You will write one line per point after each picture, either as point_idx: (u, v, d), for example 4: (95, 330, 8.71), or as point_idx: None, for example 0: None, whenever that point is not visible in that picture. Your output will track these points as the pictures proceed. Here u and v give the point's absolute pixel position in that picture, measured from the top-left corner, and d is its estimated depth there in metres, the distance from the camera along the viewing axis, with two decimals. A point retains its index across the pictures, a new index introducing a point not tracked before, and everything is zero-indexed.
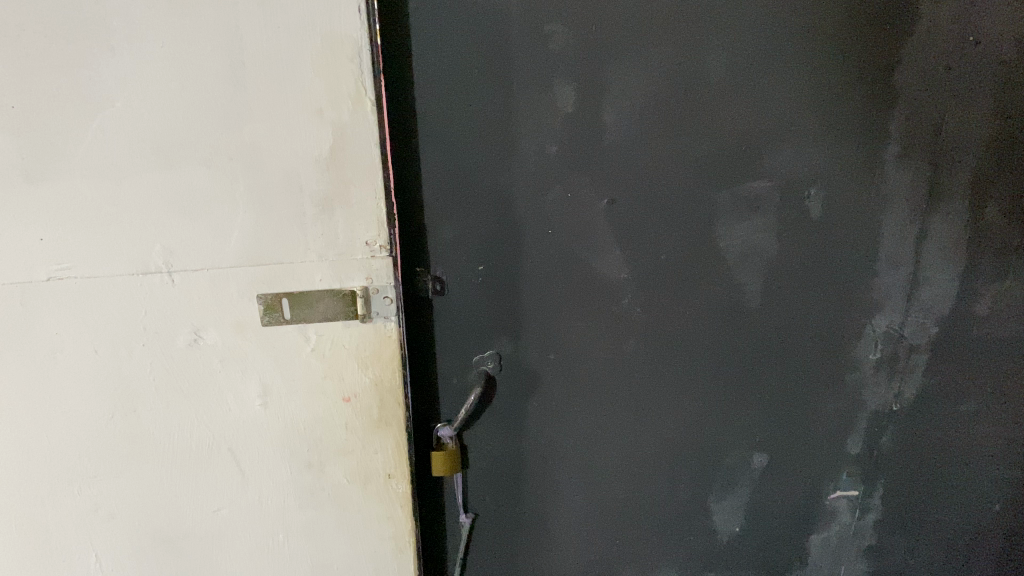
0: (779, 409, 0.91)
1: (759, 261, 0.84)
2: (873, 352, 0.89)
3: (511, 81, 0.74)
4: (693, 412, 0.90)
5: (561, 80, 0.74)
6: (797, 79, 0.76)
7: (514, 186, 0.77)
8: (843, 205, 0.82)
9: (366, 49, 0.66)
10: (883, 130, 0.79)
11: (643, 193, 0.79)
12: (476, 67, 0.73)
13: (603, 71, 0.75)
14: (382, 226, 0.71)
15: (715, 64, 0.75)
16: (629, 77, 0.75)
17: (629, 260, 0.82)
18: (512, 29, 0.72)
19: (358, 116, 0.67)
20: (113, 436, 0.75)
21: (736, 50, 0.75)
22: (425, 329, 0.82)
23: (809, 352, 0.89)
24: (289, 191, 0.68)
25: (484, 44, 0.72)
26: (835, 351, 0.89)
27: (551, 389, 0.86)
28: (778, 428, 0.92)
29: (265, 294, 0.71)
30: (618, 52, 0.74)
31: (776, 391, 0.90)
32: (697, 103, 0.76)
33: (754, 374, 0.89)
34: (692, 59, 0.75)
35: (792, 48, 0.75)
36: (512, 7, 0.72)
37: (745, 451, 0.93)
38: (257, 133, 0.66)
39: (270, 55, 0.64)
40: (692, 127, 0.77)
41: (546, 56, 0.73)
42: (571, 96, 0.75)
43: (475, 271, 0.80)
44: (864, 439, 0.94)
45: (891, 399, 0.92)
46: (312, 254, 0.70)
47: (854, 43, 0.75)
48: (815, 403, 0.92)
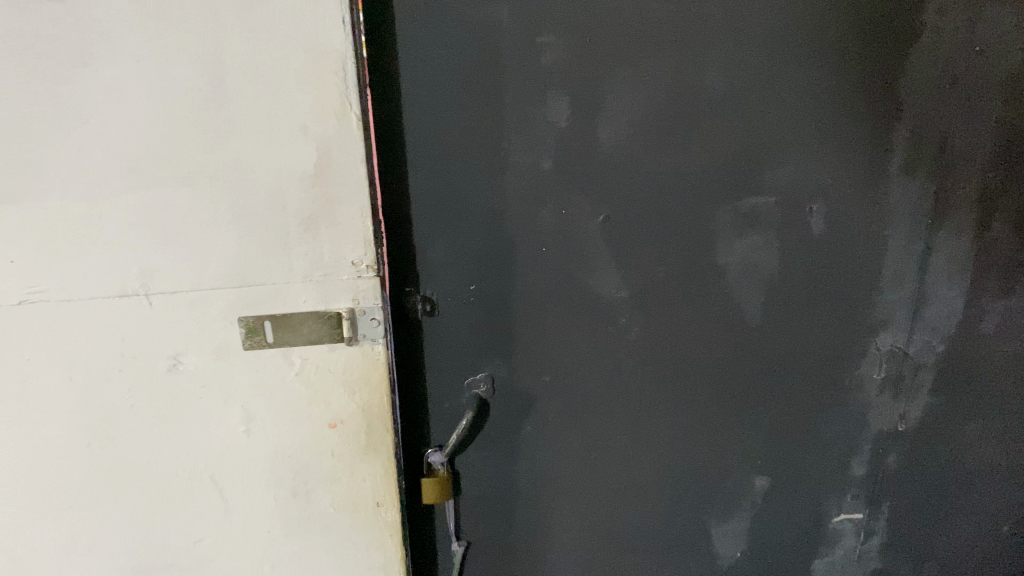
0: (781, 430, 0.89)
1: (760, 279, 0.81)
2: (878, 371, 0.87)
3: (503, 95, 0.71)
4: (692, 434, 0.87)
5: (555, 94, 0.72)
6: (798, 92, 0.74)
7: (507, 203, 0.75)
8: (846, 222, 0.80)
9: (351, 61, 0.63)
10: (887, 144, 0.77)
11: (640, 209, 0.77)
12: (467, 81, 0.71)
13: (599, 85, 0.72)
14: (370, 245, 0.68)
15: (714, 77, 0.73)
16: (626, 90, 0.73)
17: (626, 279, 0.79)
18: (505, 42, 0.70)
19: (343, 131, 0.64)
20: (90, 466, 0.72)
21: (735, 63, 0.73)
22: (415, 351, 0.79)
23: (811, 371, 0.86)
24: (272, 210, 0.65)
25: (476, 57, 0.70)
26: (838, 371, 0.87)
27: (546, 412, 0.84)
28: (780, 450, 0.90)
29: (246, 317, 0.68)
30: (615, 64, 0.72)
31: (777, 411, 0.88)
32: (695, 117, 0.74)
33: (755, 395, 0.87)
34: (690, 72, 0.73)
35: (793, 60, 0.73)
36: (504, 19, 0.69)
37: (746, 474, 0.90)
38: (239, 151, 0.63)
39: (251, 70, 0.61)
40: (690, 141, 0.75)
41: (539, 70, 0.71)
42: (565, 110, 0.73)
43: (467, 291, 0.77)
44: (869, 460, 0.92)
45: (896, 419, 0.90)
46: (297, 275, 0.68)
47: (857, 55, 0.73)
48: (818, 424, 0.89)
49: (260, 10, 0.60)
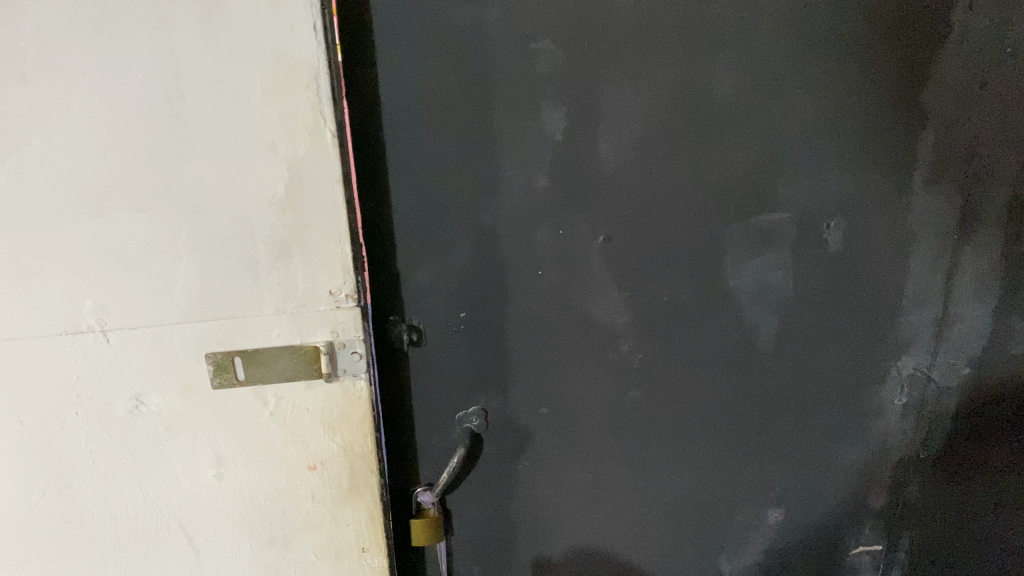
0: (796, 459, 0.83)
1: (773, 302, 0.76)
2: (899, 397, 0.82)
3: (493, 106, 0.65)
4: (700, 466, 0.82)
5: (550, 104, 0.66)
6: (815, 100, 0.68)
7: (499, 224, 0.69)
8: (866, 238, 0.74)
9: (324, 72, 0.57)
10: (910, 155, 0.71)
11: (645, 229, 0.71)
12: (453, 92, 0.65)
13: (597, 94, 0.66)
14: (349, 272, 0.62)
15: (723, 85, 0.67)
16: (628, 100, 0.67)
17: (629, 303, 0.74)
18: (494, 49, 0.64)
19: (317, 149, 0.58)
20: (47, 514, 0.66)
21: (746, 68, 0.67)
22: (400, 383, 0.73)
23: (826, 398, 0.81)
24: (238, 237, 0.59)
25: (462, 66, 0.64)
26: (855, 397, 0.81)
27: (544, 445, 0.78)
28: (793, 481, 0.85)
29: (214, 353, 0.62)
30: (615, 71, 0.66)
31: (791, 440, 0.82)
32: (704, 128, 0.68)
33: (768, 424, 0.81)
34: (696, 79, 0.67)
35: (809, 65, 0.67)
36: (493, 23, 0.63)
37: (758, 506, 0.85)
38: (200, 173, 0.57)
39: (211, 84, 0.55)
40: (699, 154, 0.69)
41: (532, 79, 0.65)
42: (561, 121, 0.67)
43: (457, 318, 0.72)
44: (888, 490, 0.86)
45: (918, 447, 0.84)
46: (268, 307, 0.62)
47: (877, 59, 0.67)
48: (835, 452, 0.84)
49: (219, 17, 0.54)
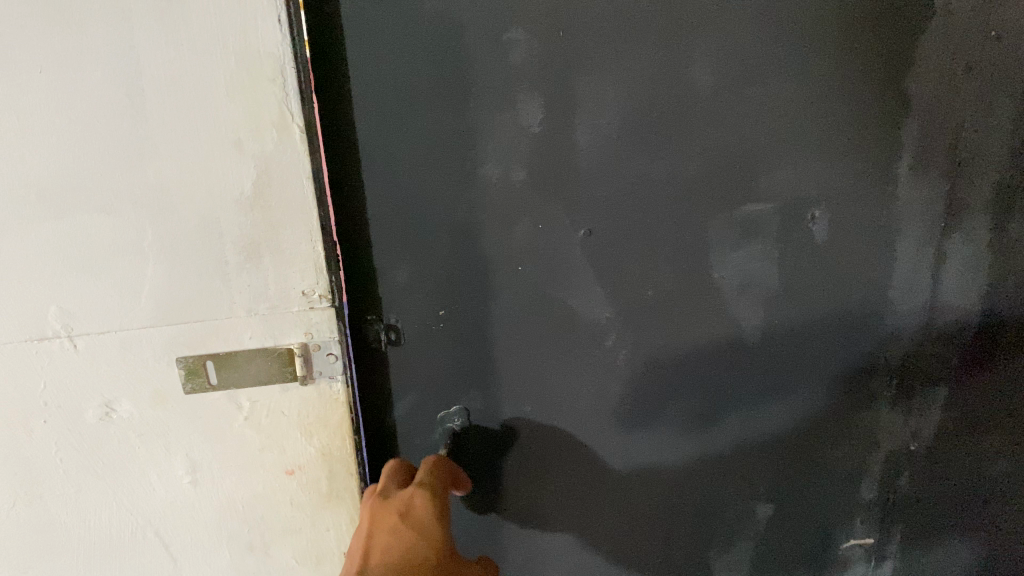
0: (784, 452, 0.83)
1: (758, 294, 0.75)
2: (887, 388, 0.81)
3: (467, 98, 0.64)
4: (687, 461, 0.82)
5: (527, 95, 0.64)
6: (797, 87, 0.67)
7: (477, 220, 0.68)
8: (851, 229, 0.73)
9: (291, 66, 0.55)
10: (894, 142, 0.70)
11: (627, 223, 0.70)
12: (426, 85, 0.63)
13: (575, 84, 0.65)
14: (322, 272, 0.60)
15: (703, 74, 0.66)
16: (606, 90, 0.65)
17: (611, 298, 0.72)
18: (466, 39, 0.62)
19: (284, 145, 0.56)
20: (21, 522, 0.65)
21: (726, 56, 0.65)
22: (379, 383, 0.73)
23: (815, 391, 0.80)
24: (206, 238, 0.58)
25: (435, 58, 0.62)
26: (844, 389, 0.81)
27: (529, 442, 0.78)
28: (783, 475, 0.84)
29: (185, 357, 0.61)
30: (593, 60, 0.64)
31: (778, 435, 0.82)
32: (685, 118, 0.67)
33: (756, 418, 0.81)
34: (676, 68, 0.65)
35: (790, 51, 0.66)
36: (466, 12, 0.61)
37: (747, 501, 0.85)
38: (164, 173, 0.56)
39: (173, 80, 0.53)
40: (680, 144, 0.68)
41: (507, 69, 0.63)
42: (537, 113, 0.65)
43: (437, 317, 0.71)
44: (879, 482, 0.86)
45: (909, 439, 0.84)
46: (239, 309, 0.60)
47: (859, 44, 0.66)
48: (823, 445, 0.83)
49: (179, 10, 0.52)
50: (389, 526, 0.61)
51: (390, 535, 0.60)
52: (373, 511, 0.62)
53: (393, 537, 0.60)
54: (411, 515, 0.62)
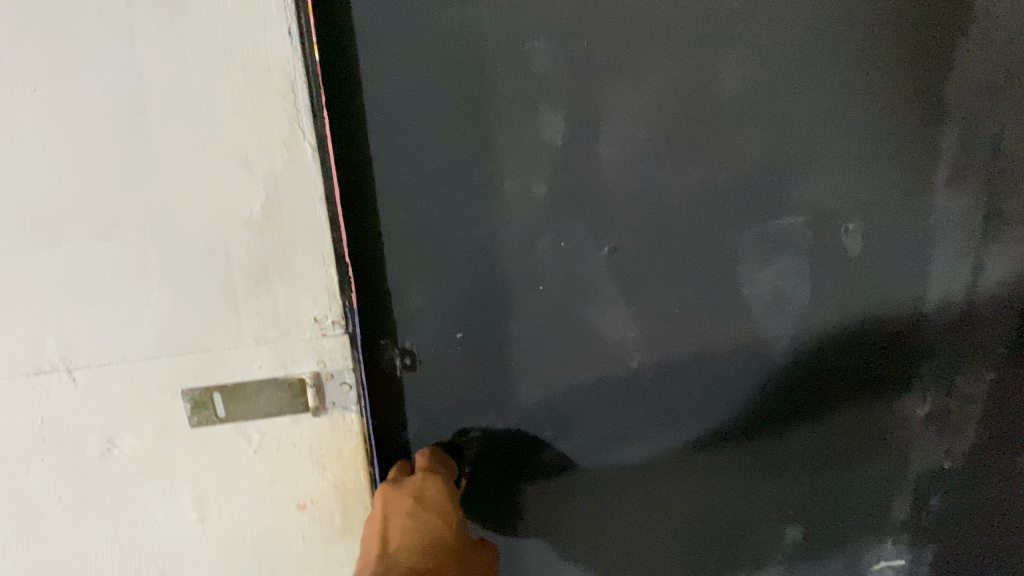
0: (814, 471, 0.80)
1: (789, 311, 0.71)
2: (922, 406, 0.78)
3: (487, 110, 0.60)
4: (713, 483, 0.79)
5: (548, 106, 0.61)
6: (831, 95, 0.64)
7: (495, 238, 0.64)
8: (886, 241, 0.70)
9: (302, 79, 0.51)
10: (932, 151, 0.67)
11: (653, 239, 0.67)
12: (443, 96, 0.60)
13: (599, 94, 0.61)
14: (335, 298, 0.56)
15: (733, 82, 0.62)
16: (631, 100, 0.62)
17: (636, 317, 0.69)
18: (485, 47, 0.59)
19: (295, 164, 0.52)
20: (18, 564, 0.62)
21: (757, 63, 0.62)
22: (394, 408, 0.70)
23: (844, 409, 0.77)
24: (212, 263, 0.54)
25: (452, 68, 0.59)
26: (875, 407, 0.77)
27: (549, 466, 0.75)
28: (813, 494, 0.81)
29: (192, 389, 0.58)
30: (618, 69, 0.61)
31: (807, 454, 0.79)
32: (714, 129, 0.64)
33: (783, 437, 0.78)
34: (706, 77, 0.62)
35: (824, 57, 0.62)
36: (484, 20, 0.58)
37: (775, 523, 0.82)
38: (167, 195, 0.52)
39: (176, 97, 0.50)
40: (709, 156, 0.65)
41: (527, 79, 0.60)
42: (560, 125, 0.62)
43: (455, 339, 0.68)
44: (911, 501, 0.82)
45: (942, 457, 0.80)
46: (248, 337, 0.56)
47: (896, 48, 0.63)
48: (855, 464, 0.80)
49: (183, 22, 0.48)
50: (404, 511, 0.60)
51: (405, 519, 0.60)
52: (385, 496, 0.61)
53: (409, 520, 0.60)
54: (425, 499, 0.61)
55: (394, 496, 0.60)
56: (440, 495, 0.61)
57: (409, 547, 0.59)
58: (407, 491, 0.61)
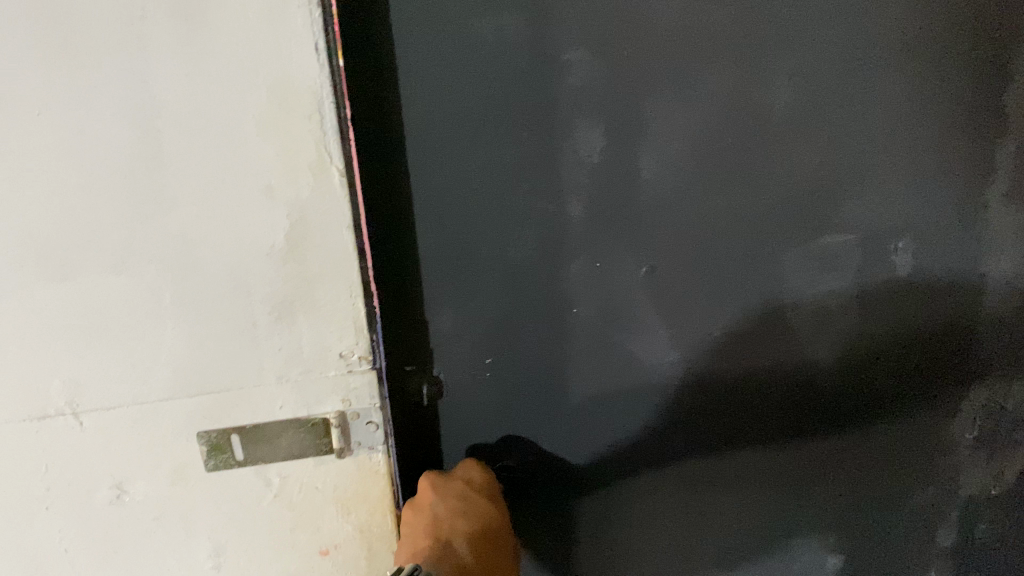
0: (860, 501, 0.76)
1: (834, 334, 0.68)
2: (970, 431, 0.74)
3: (519, 124, 0.57)
4: (752, 512, 0.75)
5: (586, 121, 0.58)
6: (884, 108, 0.60)
7: (527, 259, 0.61)
8: (937, 260, 0.66)
9: (329, 98, 0.47)
10: (988, 165, 0.63)
11: (693, 259, 0.63)
12: (472, 110, 0.57)
13: (640, 109, 0.58)
14: (362, 332, 0.51)
15: (781, 94, 0.59)
16: (674, 114, 0.58)
17: (675, 340, 0.66)
18: (518, 56, 0.56)
19: (321, 191, 0.48)
20: None
21: (807, 75, 0.58)
22: (419, 435, 0.67)
23: (892, 436, 0.73)
24: (232, 297, 0.50)
25: (482, 80, 0.56)
26: (924, 434, 0.73)
27: (581, 495, 0.71)
28: (857, 524, 0.77)
29: (209, 431, 0.53)
30: (660, 82, 0.57)
31: (851, 483, 0.75)
32: (760, 144, 0.60)
33: (827, 465, 0.73)
34: (753, 89, 0.58)
35: (877, 65, 0.59)
36: (518, 31, 0.55)
37: (815, 552, 0.78)
38: (184, 226, 0.48)
39: (194, 120, 0.46)
40: (755, 173, 0.61)
41: (564, 93, 0.57)
42: (598, 141, 0.58)
43: (484, 363, 0.65)
44: (957, 529, 0.78)
45: (991, 483, 0.76)
46: (269, 374, 0.52)
47: (953, 54, 0.59)
48: (903, 492, 0.76)
49: (201, 38, 0.44)
50: (455, 490, 0.59)
51: (457, 502, 0.58)
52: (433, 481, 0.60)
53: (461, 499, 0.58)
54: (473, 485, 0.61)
55: (442, 479, 0.60)
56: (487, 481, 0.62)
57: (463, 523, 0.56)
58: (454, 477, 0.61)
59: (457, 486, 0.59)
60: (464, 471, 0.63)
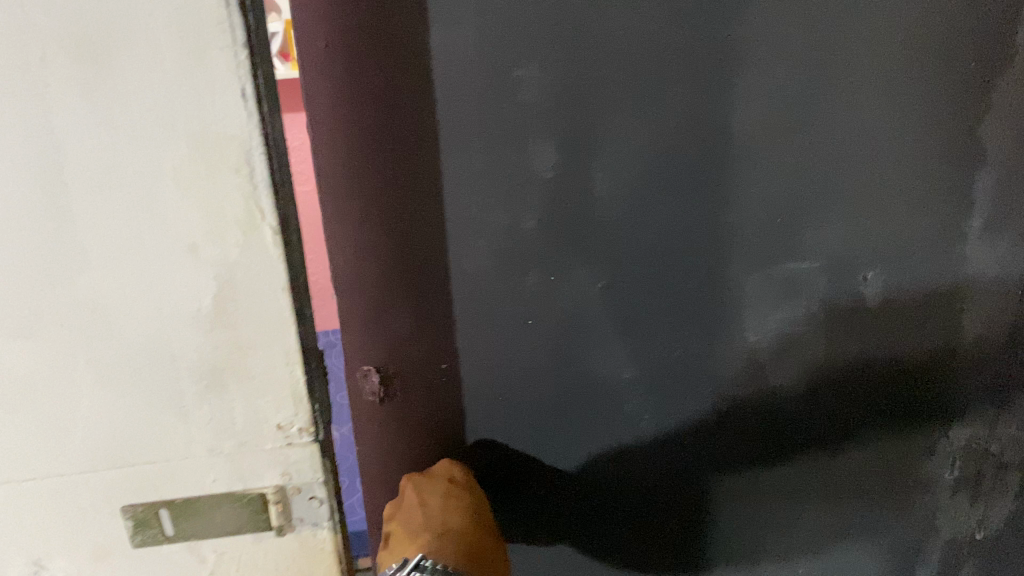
0: (826, 517, 0.78)
1: (799, 362, 0.70)
2: (950, 471, 0.76)
3: (472, 137, 0.58)
4: (719, 525, 0.78)
5: (538, 136, 0.58)
6: (843, 134, 0.60)
7: (481, 274, 0.63)
8: (904, 288, 0.67)
9: (258, 151, 0.41)
10: (949, 192, 0.63)
11: (648, 275, 0.64)
12: (429, 126, 0.57)
13: (595, 126, 0.58)
14: (301, 402, 0.47)
15: (740, 116, 0.59)
16: (628, 132, 0.58)
17: (634, 357, 0.68)
18: (470, 74, 0.55)
19: (251, 251, 0.43)
20: None
21: (767, 96, 0.58)
22: (376, 438, 0.69)
23: (858, 458, 0.75)
24: (155, 365, 0.46)
25: (445, 100, 0.56)
26: (890, 460, 0.75)
27: (546, 506, 0.74)
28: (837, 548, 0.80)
29: (133, 507, 0.49)
30: (614, 99, 0.57)
31: (818, 501, 0.77)
32: (718, 165, 0.60)
33: (796, 483, 0.76)
34: (710, 110, 0.58)
35: (840, 85, 0.58)
36: (468, 48, 0.55)
37: (775, 561, 0.81)
38: (99, 288, 0.44)
39: (105, 173, 0.41)
40: (712, 194, 0.62)
41: (513, 109, 0.57)
42: (550, 155, 0.59)
43: (441, 369, 0.67)
44: (915, 545, 0.80)
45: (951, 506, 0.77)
46: (198, 447, 0.48)
47: (919, 71, 0.58)
48: (866, 510, 0.78)
49: (109, 85, 0.39)
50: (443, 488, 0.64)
51: (446, 499, 0.63)
52: (419, 484, 0.65)
53: (449, 496, 0.63)
54: (457, 481, 0.66)
55: (427, 482, 0.65)
56: (467, 478, 0.67)
57: (455, 518, 0.61)
58: (438, 478, 0.66)
59: (442, 490, 0.63)
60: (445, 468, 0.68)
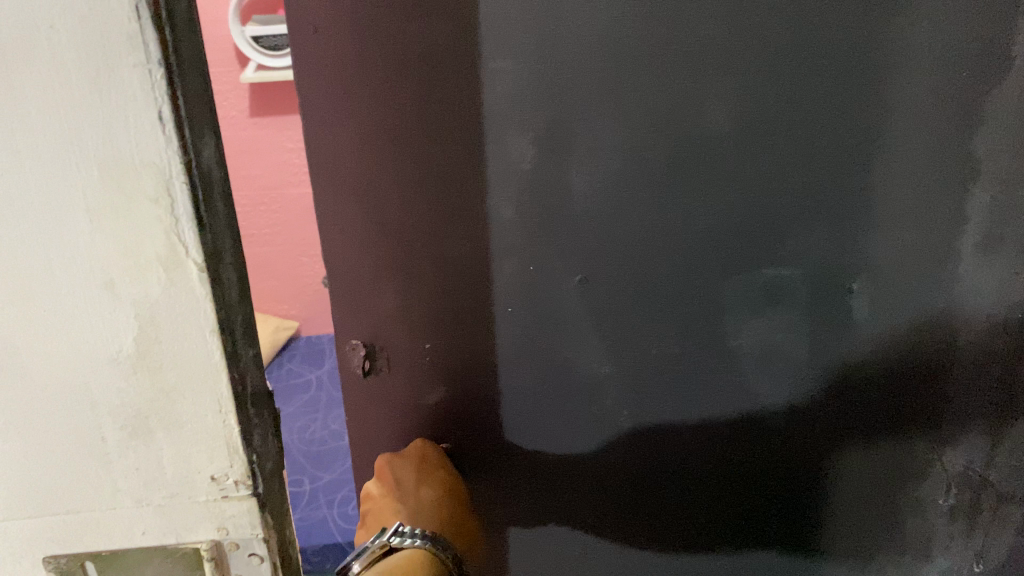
0: (815, 534, 0.79)
1: (785, 368, 0.73)
2: (944, 497, 0.76)
3: (450, 134, 0.68)
4: (703, 529, 0.81)
5: (518, 132, 0.67)
6: (808, 141, 0.65)
7: (469, 252, 0.72)
8: (891, 299, 0.70)
9: (180, 178, 0.36)
10: (920, 199, 0.67)
11: (622, 266, 0.71)
12: (410, 132, 0.69)
13: (571, 127, 0.66)
14: (236, 452, 0.42)
15: (713, 120, 0.65)
16: (601, 133, 0.66)
17: (611, 347, 0.74)
18: (447, 75, 0.66)
19: (175, 289, 0.38)
20: None
21: (736, 104, 0.64)
22: (359, 400, 0.82)
23: (846, 474, 0.76)
24: (74, 409, 0.41)
25: (425, 93, 0.67)
26: (879, 477, 0.76)
27: (533, 488, 0.81)
28: (813, 560, 0.81)
29: (57, 557, 0.45)
30: (591, 98, 0.65)
31: (806, 516, 0.79)
32: (689, 167, 0.67)
33: (780, 496, 0.78)
34: (684, 114, 0.65)
35: (801, 90, 0.64)
36: (453, 41, 0.65)
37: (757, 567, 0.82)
38: (12, 323, 0.39)
39: (16, 199, 0.37)
40: (683, 193, 0.68)
41: (494, 100, 0.66)
42: (528, 149, 0.67)
43: (419, 343, 0.77)
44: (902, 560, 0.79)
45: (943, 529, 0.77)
46: (125, 497, 0.43)
47: (879, 78, 0.63)
48: (857, 530, 0.78)
49: (17, 102, 0.35)
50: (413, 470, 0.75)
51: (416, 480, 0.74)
52: (393, 463, 0.76)
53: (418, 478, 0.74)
54: (426, 461, 0.76)
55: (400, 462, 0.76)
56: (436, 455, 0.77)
57: (425, 493, 0.74)
58: (409, 456, 0.76)
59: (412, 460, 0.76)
60: (416, 447, 0.78)
